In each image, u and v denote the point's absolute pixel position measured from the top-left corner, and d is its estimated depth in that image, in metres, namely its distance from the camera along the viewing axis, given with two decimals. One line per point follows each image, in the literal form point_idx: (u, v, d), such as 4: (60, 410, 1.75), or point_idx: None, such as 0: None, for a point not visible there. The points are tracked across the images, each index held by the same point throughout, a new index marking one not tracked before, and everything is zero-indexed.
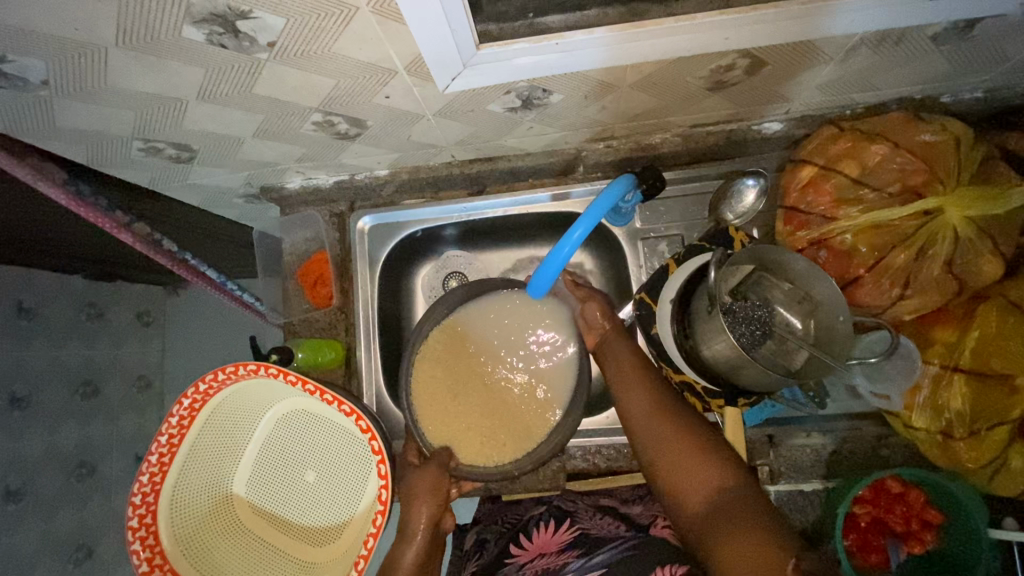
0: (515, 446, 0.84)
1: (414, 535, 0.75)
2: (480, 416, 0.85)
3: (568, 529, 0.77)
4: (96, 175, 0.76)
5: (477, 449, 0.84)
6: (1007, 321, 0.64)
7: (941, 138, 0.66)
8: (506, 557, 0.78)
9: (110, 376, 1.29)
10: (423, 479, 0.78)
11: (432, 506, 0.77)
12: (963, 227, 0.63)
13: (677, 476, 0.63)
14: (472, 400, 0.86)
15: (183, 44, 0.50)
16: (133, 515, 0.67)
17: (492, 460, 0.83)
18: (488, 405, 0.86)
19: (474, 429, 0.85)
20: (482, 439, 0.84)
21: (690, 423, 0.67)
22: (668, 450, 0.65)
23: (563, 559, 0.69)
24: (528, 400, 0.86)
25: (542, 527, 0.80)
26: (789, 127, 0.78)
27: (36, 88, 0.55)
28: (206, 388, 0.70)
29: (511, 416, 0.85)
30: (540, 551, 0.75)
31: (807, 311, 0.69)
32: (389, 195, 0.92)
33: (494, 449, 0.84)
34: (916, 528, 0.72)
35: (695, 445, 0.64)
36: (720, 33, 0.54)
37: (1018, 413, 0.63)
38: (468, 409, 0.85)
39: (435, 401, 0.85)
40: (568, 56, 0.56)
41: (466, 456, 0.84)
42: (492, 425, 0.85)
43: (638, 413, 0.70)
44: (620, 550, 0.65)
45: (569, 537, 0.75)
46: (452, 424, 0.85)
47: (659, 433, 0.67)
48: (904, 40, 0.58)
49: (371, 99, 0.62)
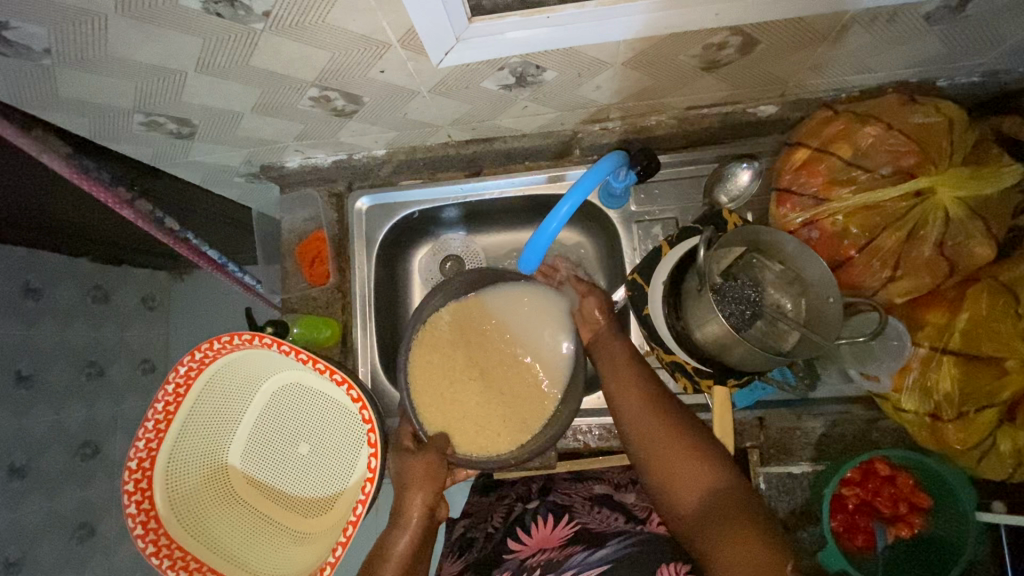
0: (511, 436, 0.83)
1: (410, 520, 0.75)
2: (476, 405, 0.84)
3: (568, 524, 0.77)
4: (99, 150, 0.77)
5: (471, 438, 0.82)
6: (998, 303, 0.64)
7: (934, 120, 0.66)
8: (505, 550, 0.78)
9: (115, 357, 1.31)
10: (420, 466, 0.77)
11: (428, 492, 0.76)
12: (954, 208, 0.63)
13: (670, 475, 0.65)
14: (468, 389, 0.85)
15: (181, 12, 0.51)
16: (129, 480, 0.69)
17: (486, 449, 0.82)
18: (484, 395, 0.85)
19: (468, 417, 0.83)
20: (476, 428, 0.83)
21: (679, 421, 0.68)
22: (660, 450, 0.66)
23: (567, 551, 0.70)
24: (526, 389, 0.85)
25: (541, 521, 0.80)
26: (783, 110, 0.79)
27: (40, 56, 0.56)
28: (202, 356, 0.71)
29: (507, 406, 0.84)
30: (541, 546, 0.75)
31: (798, 292, 0.70)
32: (386, 176, 0.93)
33: (489, 441, 0.83)
34: (904, 511, 0.73)
35: (688, 444, 0.65)
36: (710, 8, 0.54)
37: (1006, 395, 0.63)
38: (465, 397, 0.84)
39: (431, 384, 0.84)
40: (560, 31, 0.56)
41: (461, 444, 0.83)
42: (488, 416, 0.84)
43: (630, 409, 0.71)
44: (622, 546, 0.68)
45: (571, 532, 0.74)
46: (449, 411, 0.84)
47: (651, 431, 0.68)
48: (896, 19, 0.58)
49: (367, 74, 0.63)
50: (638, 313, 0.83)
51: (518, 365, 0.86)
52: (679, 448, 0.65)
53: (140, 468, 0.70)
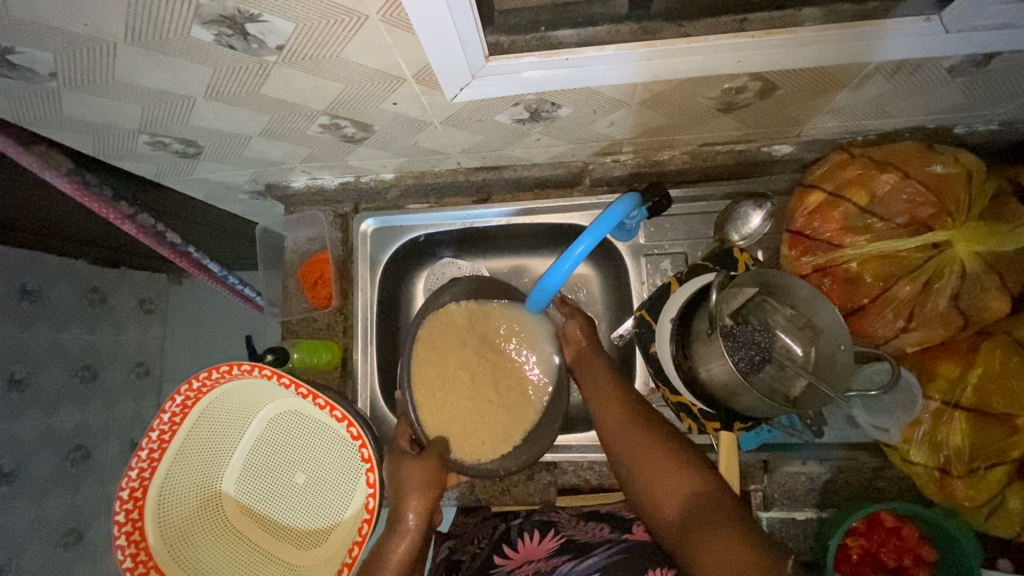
0: (493, 446, 0.83)
1: (406, 527, 0.71)
2: (465, 410, 0.84)
3: (553, 537, 0.74)
4: (101, 164, 0.75)
5: (459, 444, 0.82)
6: (1010, 361, 0.62)
7: (952, 170, 0.65)
8: (490, 566, 0.74)
9: (110, 362, 1.29)
10: (419, 470, 0.74)
11: (423, 500, 0.72)
12: (970, 262, 0.62)
13: (651, 482, 0.63)
14: (460, 393, 0.84)
15: (192, 43, 0.50)
16: (120, 510, 0.67)
17: (470, 456, 0.82)
18: (474, 399, 0.84)
19: (458, 422, 0.83)
20: (463, 433, 0.83)
21: (660, 431, 0.68)
22: (641, 458, 0.65)
23: (553, 561, 0.68)
24: (514, 400, 0.84)
25: (527, 535, 0.77)
26: (798, 150, 0.78)
27: (44, 79, 0.55)
28: (200, 385, 0.70)
29: (495, 413, 0.84)
30: (529, 558, 0.72)
31: (808, 339, 0.68)
32: (393, 199, 0.92)
33: (473, 447, 0.82)
34: (909, 563, 0.71)
35: (668, 451, 0.64)
36: (732, 55, 0.53)
37: (1017, 454, 0.62)
38: (454, 400, 0.84)
39: (430, 396, 0.83)
40: (579, 72, 0.55)
41: (456, 450, 0.82)
42: (475, 422, 0.83)
43: (610, 420, 0.71)
44: (608, 554, 0.66)
45: (557, 544, 0.72)
46: (447, 420, 0.83)
47: (631, 441, 0.68)
48: (921, 70, 0.57)
49: (379, 105, 0.62)
50: (644, 350, 0.82)
51: (508, 377, 0.85)
52: (659, 455, 0.64)
53: (131, 498, 0.68)
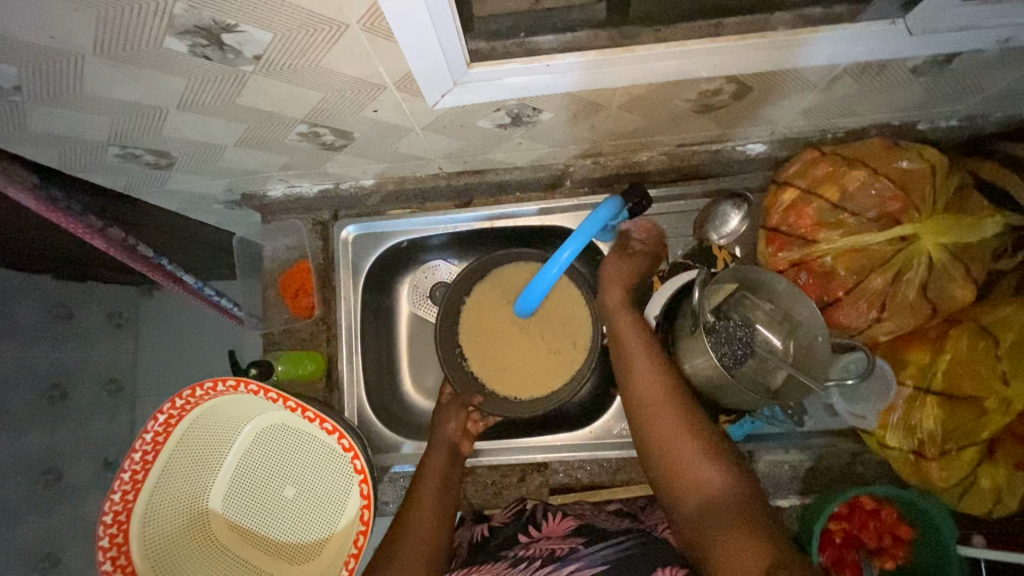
0: (543, 386, 0.86)
1: (438, 446, 0.80)
2: (518, 358, 0.88)
3: (570, 519, 0.75)
4: (66, 178, 0.72)
5: (513, 386, 0.87)
6: (978, 345, 0.66)
7: (917, 165, 0.68)
8: (511, 539, 0.73)
9: (79, 379, 1.24)
10: (449, 407, 0.85)
11: (457, 427, 0.83)
12: (936, 254, 0.65)
13: (673, 467, 0.61)
14: (511, 342, 0.88)
15: (163, 53, 0.48)
16: (104, 535, 0.66)
17: (523, 397, 0.87)
18: (524, 348, 0.88)
19: (509, 367, 0.88)
20: (516, 377, 0.87)
21: (694, 413, 0.63)
22: (667, 440, 0.62)
23: (568, 541, 0.68)
24: (560, 346, 0.87)
25: (548, 515, 0.76)
26: (771, 148, 0.80)
27: (9, 93, 0.52)
28: (183, 403, 0.69)
29: (544, 358, 0.87)
30: (547, 535, 0.71)
31: (788, 331, 0.70)
32: (374, 205, 0.91)
33: (526, 387, 0.87)
34: (889, 544, 0.74)
35: (697, 438, 0.61)
36: (708, 60, 0.55)
37: (987, 434, 0.65)
38: (506, 350, 0.88)
39: (480, 346, 0.88)
40: (559, 77, 0.56)
41: (509, 392, 0.87)
42: (525, 367, 0.87)
43: (645, 393, 0.66)
44: (618, 549, 0.64)
45: (575, 526, 0.72)
46: (500, 367, 0.88)
47: (660, 419, 0.63)
48: (886, 71, 0.60)
49: (359, 112, 0.61)
50: None
51: (552, 325, 0.87)
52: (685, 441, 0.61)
53: (115, 523, 0.67)
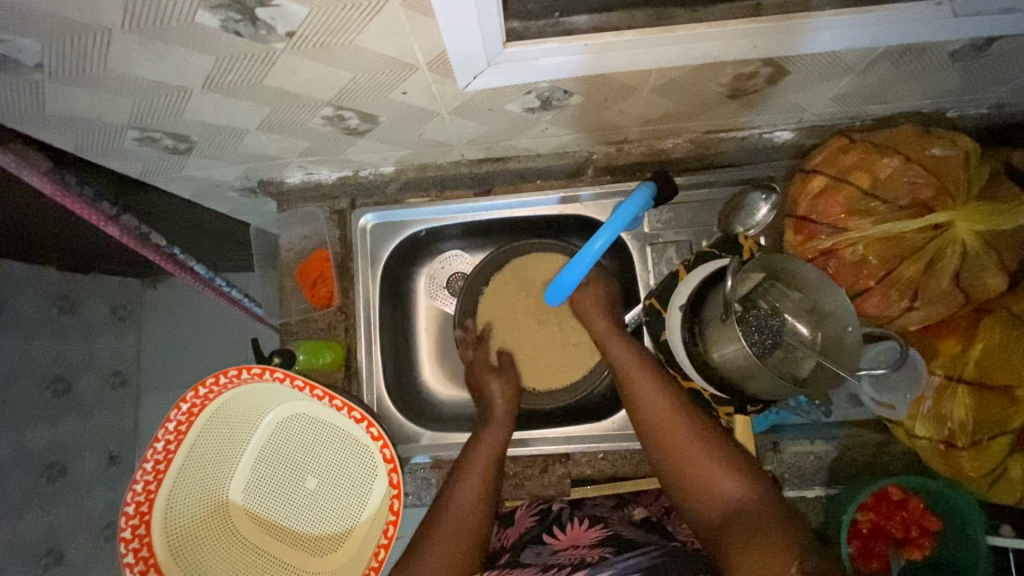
0: (561, 377, 0.89)
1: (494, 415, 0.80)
2: (537, 348, 0.89)
3: (601, 528, 0.73)
4: (79, 162, 0.70)
5: (531, 375, 0.89)
6: (1010, 333, 0.65)
7: (951, 152, 0.67)
8: (536, 543, 0.74)
9: (84, 372, 1.22)
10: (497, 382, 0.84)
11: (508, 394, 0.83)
12: (971, 242, 0.64)
13: (687, 477, 0.61)
14: (529, 333, 0.89)
15: (193, 29, 0.47)
16: (127, 526, 0.65)
17: (541, 385, 0.89)
18: (542, 338, 0.89)
19: (528, 357, 0.89)
20: (535, 366, 0.89)
21: (701, 421, 0.65)
22: (676, 451, 0.63)
23: (596, 550, 0.65)
24: (578, 338, 0.88)
25: (575, 521, 0.76)
26: (799, 136, 0.79)
27: (29, 71, 0.51)
28: (206, 392, 0.67)
29: (563, 350, 0.88)
30: (573, 542, 0.71)
31: (814, 321, 0.69)
32: (392, 193, 0.89)
33: (545, 377, 0.89)
34: (915, 534, 0.74)
35: (707, 447, 0.62)
36: (747, 41, 0.54)
37: (1017, 423, 0.65)
38: (525, 340, 0.89)
39: (501, 336, 0.90)
40: (596, 57, 0.55)
41: (529, 381, 0.89)
42: (545, 357, 0.89)
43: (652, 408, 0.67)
44: (648, 557, 0.59)
45: (604, 534, 0.70)
46: (519, 357, 0.89)
47: (667, 429, 0.65)
48: (925, 55, 0.59)
49: (388, 95, 0.60)
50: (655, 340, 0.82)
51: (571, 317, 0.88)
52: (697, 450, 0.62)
53: (137, 514, 0.66)
